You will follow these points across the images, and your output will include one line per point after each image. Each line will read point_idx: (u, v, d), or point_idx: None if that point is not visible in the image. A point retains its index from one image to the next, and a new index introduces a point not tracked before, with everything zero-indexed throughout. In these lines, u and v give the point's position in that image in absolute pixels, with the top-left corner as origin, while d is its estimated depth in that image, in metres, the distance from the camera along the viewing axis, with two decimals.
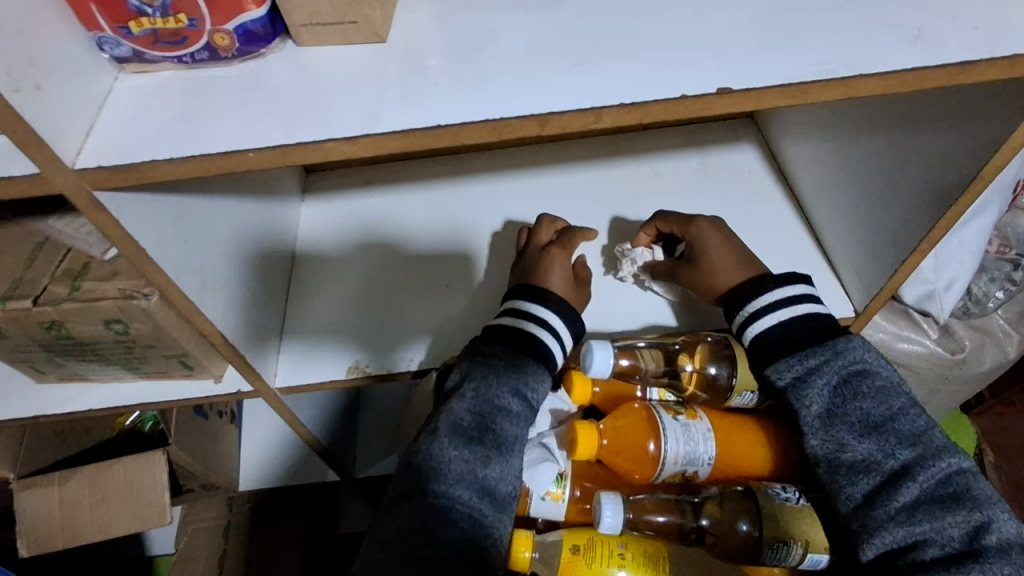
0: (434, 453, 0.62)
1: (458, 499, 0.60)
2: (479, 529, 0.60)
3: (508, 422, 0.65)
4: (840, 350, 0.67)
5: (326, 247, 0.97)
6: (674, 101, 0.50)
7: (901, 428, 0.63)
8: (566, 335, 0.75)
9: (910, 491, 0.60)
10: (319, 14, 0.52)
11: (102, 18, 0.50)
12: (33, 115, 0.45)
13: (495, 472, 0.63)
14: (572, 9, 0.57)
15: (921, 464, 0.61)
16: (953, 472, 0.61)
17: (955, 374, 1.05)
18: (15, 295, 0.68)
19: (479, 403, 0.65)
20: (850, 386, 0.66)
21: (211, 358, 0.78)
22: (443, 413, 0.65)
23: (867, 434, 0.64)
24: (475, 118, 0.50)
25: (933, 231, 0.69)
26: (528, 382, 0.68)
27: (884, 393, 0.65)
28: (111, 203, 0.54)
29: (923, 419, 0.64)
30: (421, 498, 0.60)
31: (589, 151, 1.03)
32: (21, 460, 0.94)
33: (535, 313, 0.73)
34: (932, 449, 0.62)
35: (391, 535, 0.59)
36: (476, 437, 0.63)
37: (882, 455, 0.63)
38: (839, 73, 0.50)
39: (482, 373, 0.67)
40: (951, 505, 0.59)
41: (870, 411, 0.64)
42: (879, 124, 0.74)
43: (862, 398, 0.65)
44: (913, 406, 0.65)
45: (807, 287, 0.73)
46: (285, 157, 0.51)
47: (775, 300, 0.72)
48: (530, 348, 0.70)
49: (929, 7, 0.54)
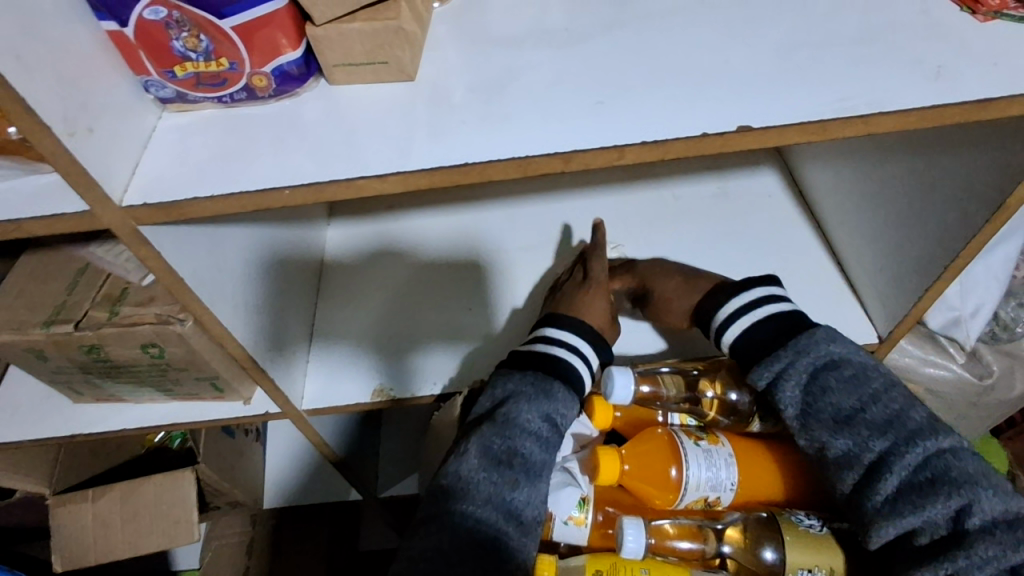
0: (463, 474, 0.63)
1: (484, 519, 0.59)
2: (502, 549, 0.59)
3: (535, 447, 0.65)
4: (803, 348, 0.64)
5: (351, 271, 0.99)
6: (696, 139, 0.51)
7: (873, 417, 0.60)
8: (594, 358, 0.75)
9: (890, 483, 0.57)
10: (352, 55, 0.55)
11: (150, 63, 0.53)
12: (85, 156, 0.48)
13: (523, 496, 0.62)
14: (595, 46, 0.58)
15: (895, 454, 0.58)
16: (931, 454, 0.57)
17: (984, 400, 1.03)
18: (58, 320, 0.71)
19: (507, 426, 0.65)
20: (820, 381, 0.63)
21: (241, 380, 0.81)
22: (473, 435, 0.66)
23: (842, 430, 0.61)
24: (501, 157, 0.52)
25: (960, 258, 0.69)
26: (558, 407, 0.69)
27: (856, 383, 0.62)
28: (155, 237, 0.56)
29: (897, 401, 0.60)
30: (447, 520, 0.60)
31: (610, 175, 1.04)
32: (56, 476, 0.97)
33: (558, 335, 0.74)
34: (906, 433, 0.58)
35: (416, 555, 0.58)
36: (504, 460, 0.63)
37: (858, 448, 0.59)
38: (860, 111, 0.51)
39: (512, 399, 0.68)
40: (930, 490, 0.55)
41: (841, 404, 0.61)
42: (900, 151, 0.74)
43: (831, 393, 0.62)
44: (886, 389, 0.61)
45: (766, 288, 0.72)
46: (318, 194, 0.52)
47: (736, 307, 0.71)
48: (559, 371, 0.71)
49: (948, 43, 0.54)
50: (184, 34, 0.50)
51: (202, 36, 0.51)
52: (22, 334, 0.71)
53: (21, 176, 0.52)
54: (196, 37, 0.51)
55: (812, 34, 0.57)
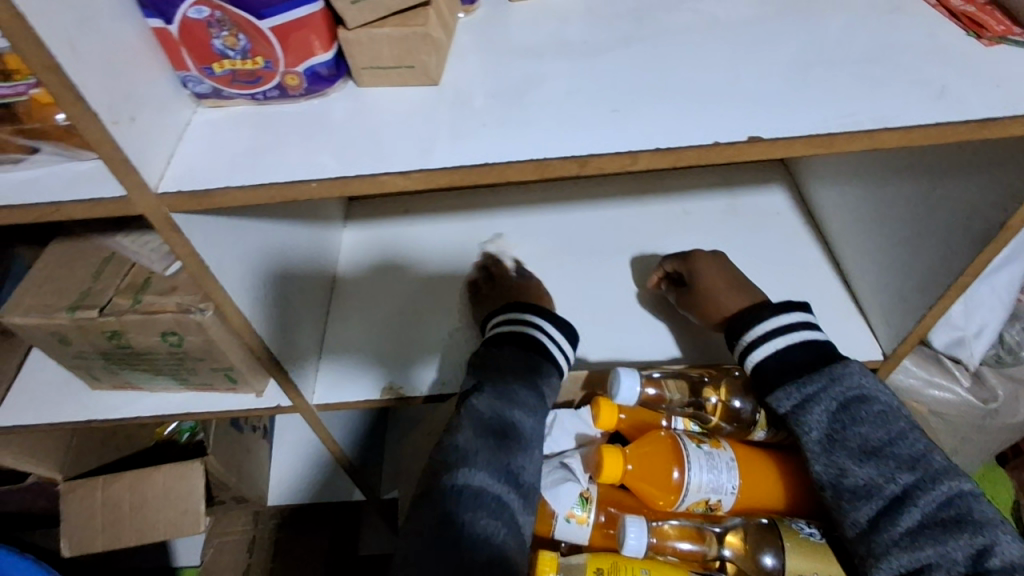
0: (459, 444, 0.62)
1: (486, 483, 0.59)
2: (505, 514, 0.58)
3: (525, 416, 0.66)
4: (838, 376, 0.66)
5: (366, 271, 1.02)
6: (707, 147, 0.53)
7: (900, 452, 0.62)
8: (563, 342, 0.77)
9: (912, 516, 0.60)
10: (380, 58, 0.57)
11: (190, 59, 0.56)
12: (126, 143, 0.50)
13: (519, 463, 0.63)
14: (611, 57, 0.61)
15: (920, 489, 0.60)
16: (954, 495, 0.60)
17: (988, 423, 1.04)
18: (83, 305, 0.73)
19: (498, 399, 0.66)
20: (849, 411, 0.65)
21: (255, 372, 0.83)
22: (464, 411, 0.66)
23: (868, 459, 0.63)
24: (520, 158, 0.54)
25: (962, 277, 0.71)
26: (541, 382, 0.71)
27: (883, 418, 0.64)
28: (183, 224, 0.59)
29: (921, 442, 0.63)
30: (449, 486, 0.58)
31: (620, 188, 1.07)
32: (68, 462, 0.98)
33: (533, 317, 0.77)
34: (932, 472, 0.61)
35: (422, 525, 0.56)
36: (499, 429, 0.63)
37: (883, 480, 0.62)
38: (866, 126, 0.53)
39: (498, 374, 0.69)
40: (953, 529, 0.58)
41: (869, 436, 0.64)
42: (906, 172, 0.76)
43: (860, 424, 0.64)
44: (912, 430, 0.64)
45: (803, 314, 0.74)
46: (343, 187, 0.55)
47: (770, 328, 0.73)
48: (536, 350, 0.74)
49: (953, 65, 0.57)
50: (224, 33, 0.53)
51: (241, 36, 0.53)
52: (48, 318, 0.73)
53: (63, 162, 0.55)
54: (235, 37, 0.54)
55: (820, 53, 0.59)
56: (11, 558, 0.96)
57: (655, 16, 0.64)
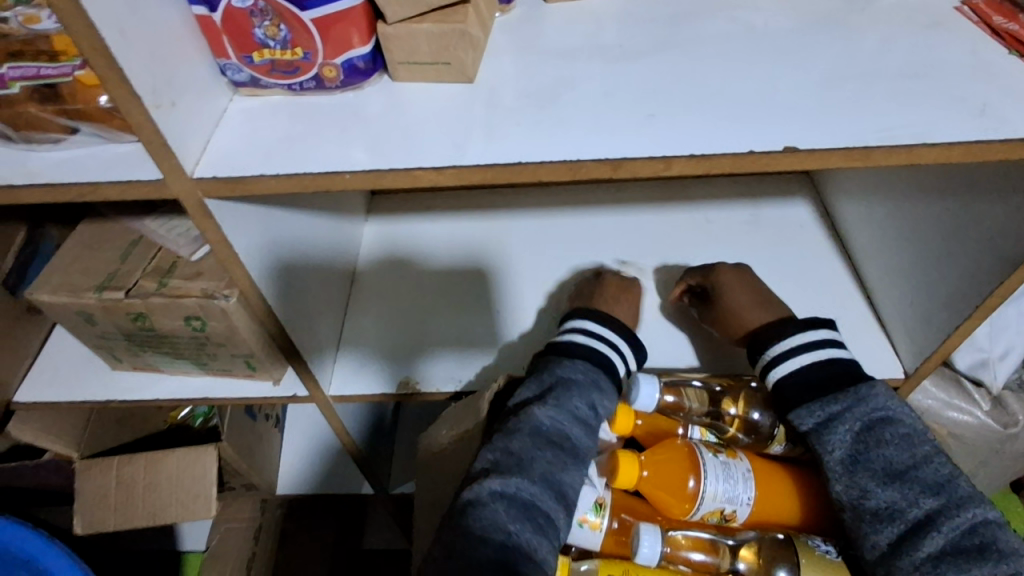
0: (517, 451, 0.62)
1: (539, 495, 0.59)
2: (546, 525, 0.59)
3: (584, 434, 0.67)
4: (863, 397, 0.67)
5: (385, 265, 1.03)
6: (742, 156, 0.53)
7: (924, 476, 0.62)
8: (630, 356, 0.79)
9: (935, 541, 0.59)
10: (417, 54, 0.58)
11: (230, 47, 0.56)
12: (166, 127, 0.51)
13: (569, 478, 0.63)
14: (646, 62, 0.61)
15: (944, 515, 0.60)
16: (978, 522, 0.59)
17: (1007, 448, 1.02)
18: (110, 286, 0.74)
19: (561, 410, 0.67)
20: (874, 433, 0.65)
21: (274, 361, 0.83)
22: (523, 415, 0.66)
23: (891, 482, 0.63)
24: (554, 159, 0.54)
25: (991, 298, 0.70)
26: (604, 396, 0.72)
27: (909, 441, 0.64)
28: (216, 210, 0.59)
29: (946, 467, 0.63)
30: (500, 492, 0.59)
31: (643, 194, 1.06)
32: (84, 441, 0.99)
33: (615, 334, 0.78)
34: (957, 498, 0.61)
35: (460, 521, 0.57)
36: (558, 442, 0.64)
37: (906, 503, 0.61)
38: (904, 140, 0.53)
39: (564, 384, 0.69)
40: (977, 556, 0.57)
41: (894, 458, 0.64)
42: (937, 190, 0.75)
43: (884, 446, 0.64)
44: (938, 455, 0.64)
45: (829, 332, 0.73)
46: (376, 181, 0.55)
47: (794, 344, 0.72)
48: (593, 360, 0.74)
49: (994, 83, 0.56)
50: (266, 22, 0.54)
51: (282, 26, 0.54)
52: (75, 297, 0.74)
53: (102, 144, 0.56)
54: (276, 27, 0.54)
55: (858, 66, 0.59)
56: (25, 533, 0.97)
57: (691, 23, 0.64)
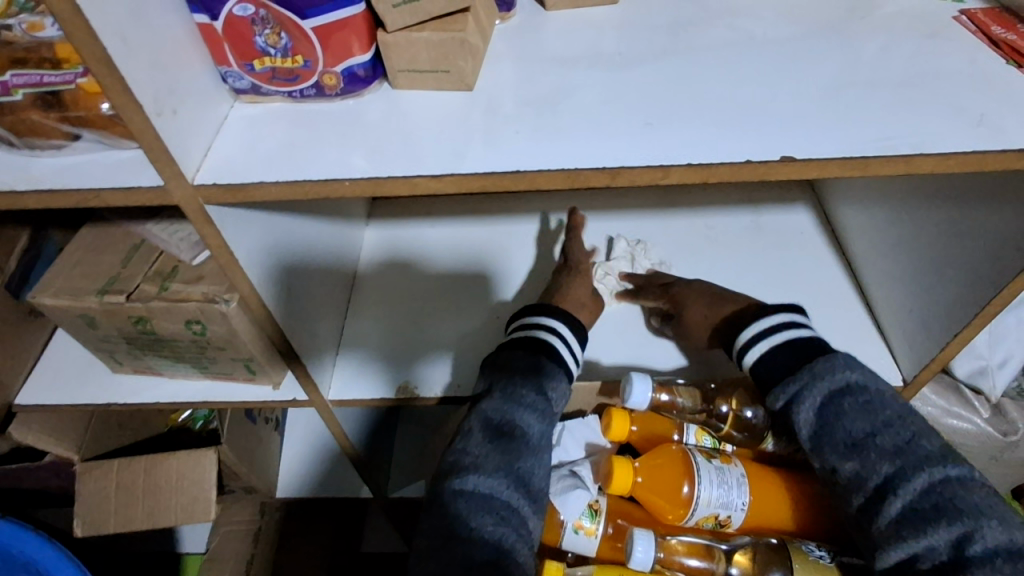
0: (467, 450, 0.64)
1: (493, 488, 0.61)
2: (515, 518, 0.60)
3: (532, 419, 0.67)
4: (820, 372, 0.63)
5: (386, 268, 1.03)
6: (740, 165, 0.53)
7: (883, 442, 0.59)
8: (573, 341, 0.78)
9: (894, 507, 0.57)
10: (417, 62, 0.58)
11: (232, 55, 0.57)
12: (167, 135, 0.51)
13: (528, 464, 0.64)
14: (644, 71, 0.61)
15: (902, 479, 0.57)
16: (938, 481, 0.56)
17: (1006, 456, 1.02)
18: (111, 290, 0.75)
19: (505, 403, 0.68)
20: (834, 404, 0.62)
21: (274, 364, 0.84)
22: (473, 413, 0.68)
23: (852, 453, 0.60)
24: (552, 167, 0.54)
25: (990, 306, 0.70)
26: (547, 381, 0.71)
27: (870, 407, 0.61)
28: (216, 215, 0.60)
29: (910, 429, 0.59)
30: (455, 492, 0.61)
31: (643, 200, 1.06)
32: (85, 443, 1.00)
33: (549, 320, 0.78)
34: (917, 459, 0.57)
35: (434, 527, 0.59)
36: (505, 432, 0.65)
37: (866, 472, 0.59)
38: (902, 151, 0.53)
39: (508, 377, 0.70)
40: (934, 517, 0.55)
41: (852, 428, 0.60)
42: (936, 197, 0.75)
43: (844, 417, 0.61)
44: (902, 417, 0.60)
45: (786, 314, 0.71)
46: (376, 188, 0.55)
47: (754, 333, 0.71)
48: (546, 352, 0.74)
49: (992, 93, 0.56)
50: (267, 31, 0.54)
51: (283, 34, 0.54)
52: (77, 300, 0.75)
53: (104, 150, 0.57)
54: (277, 35, 0.55)
55: (857, 76, 0.59)
56: (25, 536, 0.97)
57: (688, 32, 0.64)
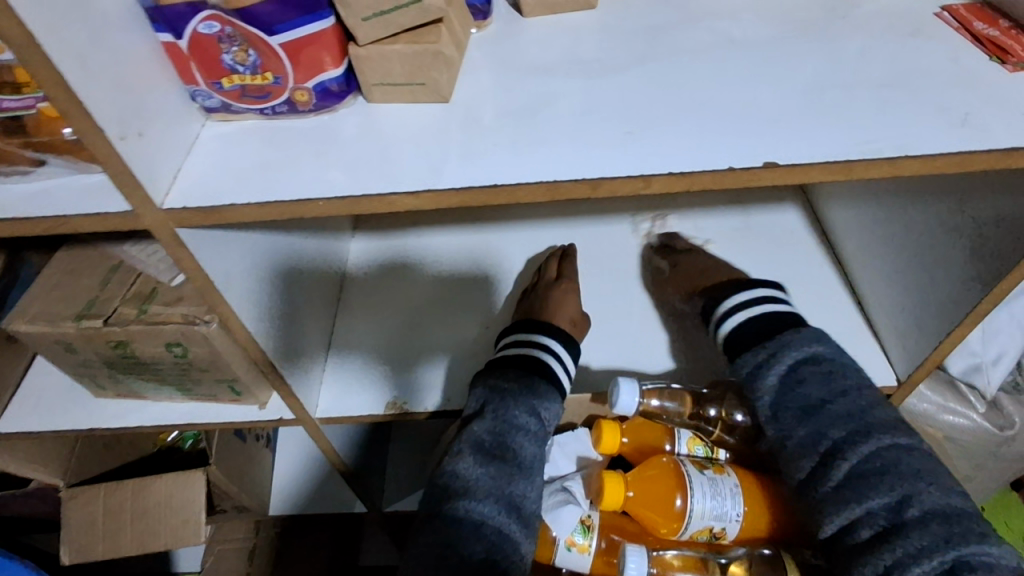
0: (458, 473, 0.64)
1: (484, 514, 0.61)
2: (506, 544, 0.61)
3: (526, 442, 0.67)
4: (785, 342, 0.69)
5: (373, 277, 1.01)
6: (722, 172, 0.52)
7: (836, 409, 0.63)
8: (567, 358, 0.78)
9: (841, 469, 0.61)
10: (390, 75, 0.57)
11: (199, 74, 0.55)
12: (134, 159, 0.50)
13: (519, 488, 0.64)
14: (623, 77, 0.60)
15: (849, 443, 0.61)
16: (882, 447, 0.60)
17: (1003, 451, 1.01)
18: (89, 315, 0.73)
19: (496, 422, 0.68)
20: (795, 373, 0.67)
21: (259, 384, 0.82)
22: (464, 434, 0.68)
23: (807, 419, 0.64)
24: (530, 180, 0.53)
25: (982, 305, 0.69)
26: (540, 402, 0.70)
27: (828, 377, 0.66)
28: (190, 239, 0.58)
29: (863, 397, 0.64)
30: (449, 515, 0.61)
31: (632, 203, 1.05)
32: (70, 469, 0.98)
33: (542, 336, 0.77)
34: (864, 426, 0.62)
35: (422, 553, 0.60)
36: (497, 456, 0.65)
37: (817, 436, 0.63)
38: (887, 153, 0.52)
39: (502, 396, 0.70)
40: (875, 481, 0.59)
41: (810, 396, 0.65)
42: (924, 194, 0.74)
43: (803, 385, 0.66)
44: (858, 388, 0.65)
45: (767, 290, 0.77)
46: (352, 207, 0.54)
47: (735, 303, 0.76)
48: (538, 371, 0.74)
49: (976, 92, 0.55)
50: (234, 48, 0.53)
51: (251, 51, 0.53)
52: (54, 327, 0.73)
53: (71, 175, 0.55)
54: (245, 52, 0.53)
55: (841, 76, 0.58)
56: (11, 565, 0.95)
57: (668, 36, 0.63)
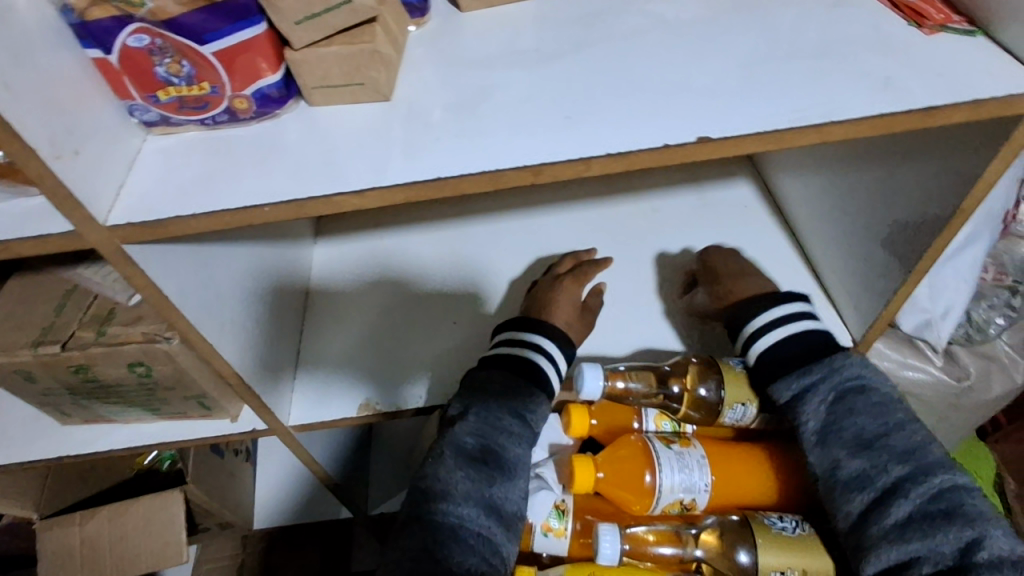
0: (440, 474, 0.65)
1: (463, 515, 0.62)
2: (488, 547, 0.62)
3: (511, 444, 0.68)
4: (835, 367, 0.68)
5: (338, 281, 1.01)
6: (659, 150, 0.53)
7: (893, 443, 0.63)
8: (560, 359, 0.78)
9: (901, 509, 0.60)
10: (329, 77, 0.57)
11: (133, 87, 0.55)
12: (72, 177, 0.50)
13: (499, 491, 0.65)
14: (561, 64, 0.61)
15: (911, 482, 0.60)
16: (946, 488, 0.60)
17: (963, 401, 1.05)
18: (45, 341, 0.72)
19: (483, 425, 0.68)
20: (845, 402, 0.66)
21: (228, 398, 0.82)
22: (445, 437, 0.68)
23: (860, 451, 0.64)
24: (474, 170, 0.54)
25: (922, 262, 0.72)
26: (525, 405, 0.71)
27: (881, 410, 0.65)
28: (140, 255, 0.58)
29: (917, 434, 0.64)
30: (431, 516, 0.62)
31: (591, 189, 1.07)
32: (42, 499, 0.96)
33: (535, 337, 0.77)
34: (925, 465, 0.61)
35: (401, 559, 0.60)
36: (480, 457, 0.66)
37: (875, 471, 0.62)
38: (814, 120, 0.54)
39: (485, 401, 0.70)
40: (943, 521, 0.58)
41: (865, 427, 0.64)
42: (865, 158, 0.77)
43: (856, 414, 0.65)
44: (909, 421, 0.65)
45: (802, 305, 0.75)
46: (298, 210, 0.54)
47: (770, 319, 0.74)
48: (525, 373, 0.73)
49: (895, 56, 0.58)
50: (167, 59, 0.53)
51: (184, 61, 0.53)
52: (9, 356, 0.72)
53: (10, 199, 0.55)
54: (179, 63, 0.53)
55: (770, 50, 0.60)
56: None
57: (604, 22, 0.64)
